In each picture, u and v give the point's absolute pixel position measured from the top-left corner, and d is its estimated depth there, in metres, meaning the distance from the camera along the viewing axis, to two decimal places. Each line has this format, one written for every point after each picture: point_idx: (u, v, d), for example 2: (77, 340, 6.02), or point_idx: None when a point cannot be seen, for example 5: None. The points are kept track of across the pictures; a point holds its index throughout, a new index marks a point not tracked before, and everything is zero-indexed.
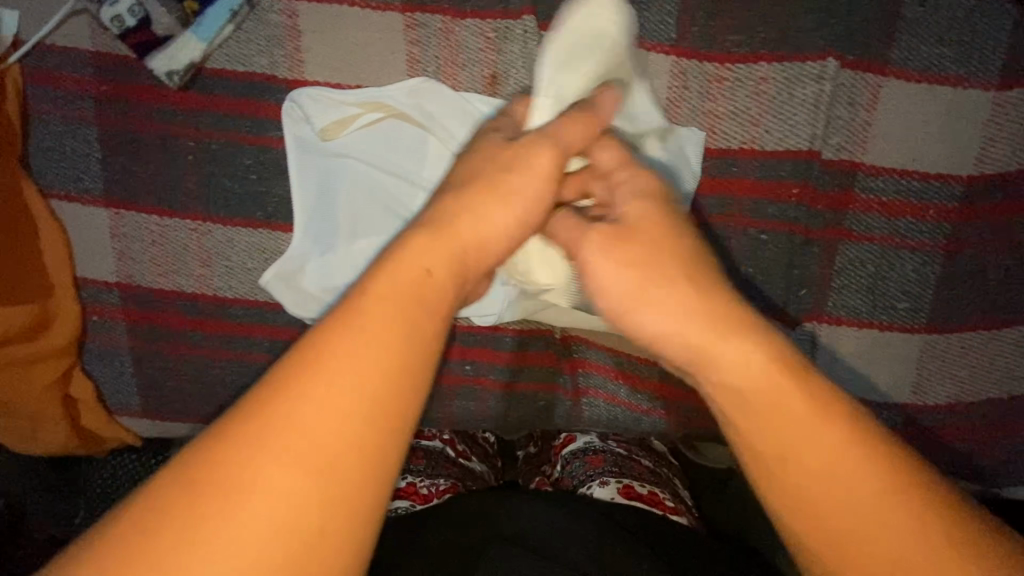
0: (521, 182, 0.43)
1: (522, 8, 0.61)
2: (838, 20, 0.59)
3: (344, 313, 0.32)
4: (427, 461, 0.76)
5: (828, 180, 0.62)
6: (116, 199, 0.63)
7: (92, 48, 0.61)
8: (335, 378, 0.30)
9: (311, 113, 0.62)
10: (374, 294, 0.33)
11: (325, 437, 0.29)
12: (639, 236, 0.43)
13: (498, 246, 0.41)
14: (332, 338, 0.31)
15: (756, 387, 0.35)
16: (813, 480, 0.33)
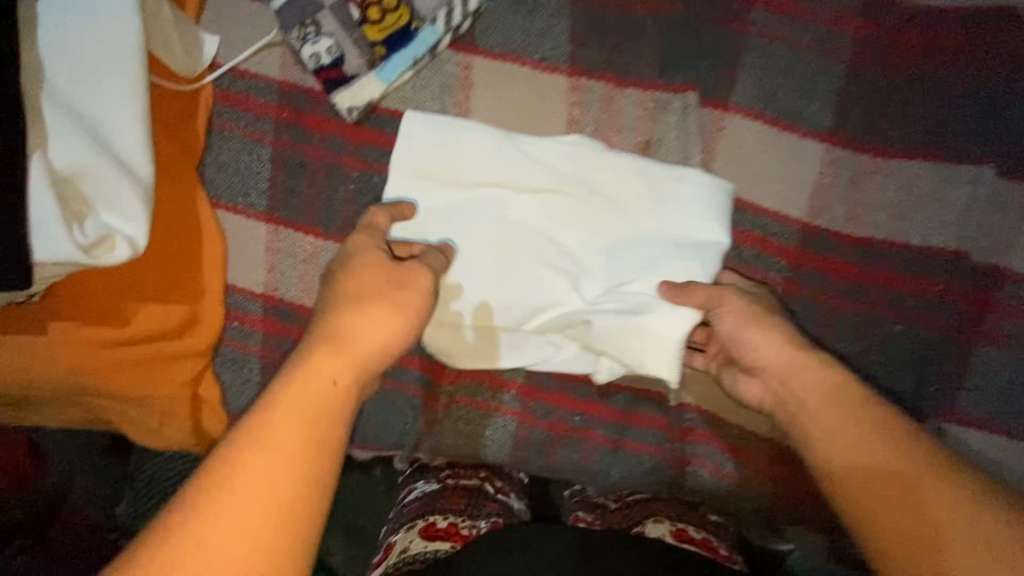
0: (408, 295, 0.52)
1: (683, 85, 0.65)
2: (996, 130, 0.61)
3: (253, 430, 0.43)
4: (466, 503, 0.70)
5: (974, 280, 0.63)
6: (278, 216, 0.67)
7: (281, 77, 0.66)
8: (242, 492, 0.40)
9: (418, 142, 0.65)
10: (277, 418, 0.43)
11: (226, 548, 0.39)
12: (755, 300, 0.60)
13: (393, 352, 0.51)
14: (236, 454, 0.41)
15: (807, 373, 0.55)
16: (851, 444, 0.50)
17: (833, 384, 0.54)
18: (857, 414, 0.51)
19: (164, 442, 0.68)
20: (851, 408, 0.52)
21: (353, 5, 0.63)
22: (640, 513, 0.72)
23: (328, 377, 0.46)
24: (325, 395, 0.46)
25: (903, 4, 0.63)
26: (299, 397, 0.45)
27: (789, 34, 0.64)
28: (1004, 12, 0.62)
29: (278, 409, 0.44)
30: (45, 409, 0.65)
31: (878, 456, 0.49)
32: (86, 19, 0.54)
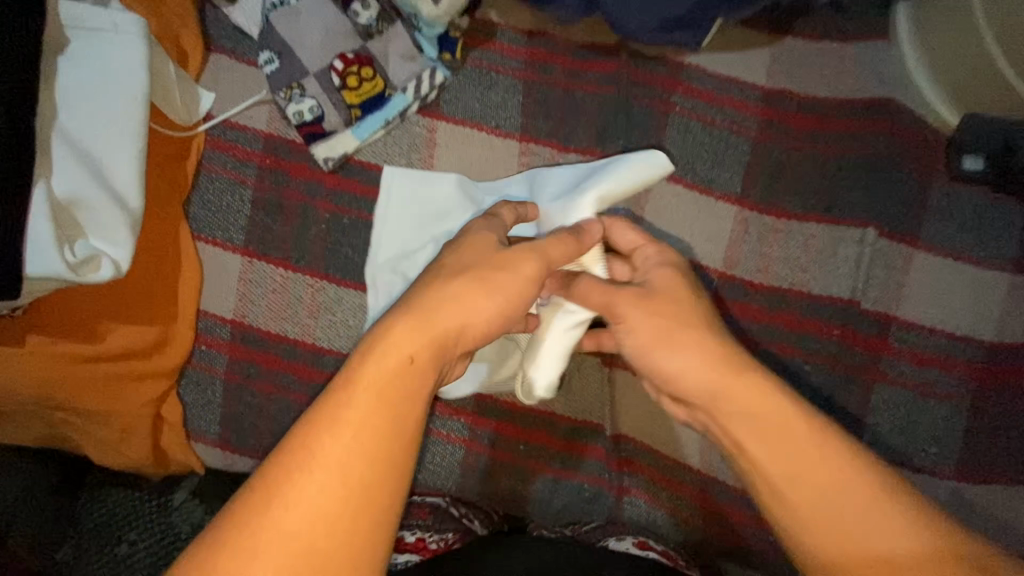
0: (504, 277, 0.50)
1: (616, 152, 0.77)
2: (877, 199, 0.72)
3: (330, 412, 0.42)
4: (433, 518, 0.71)
5: (868, 326, 0.71)
6: (253, 250, 0.74)
7: (266, 130, 0.76)
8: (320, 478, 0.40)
9: (393, 194, 0.74)
10: (358, 401, 0.42)
11: (309, 534, 0.39)
12: (661, 296, 0.54)
13: (475, 334, 0.49)
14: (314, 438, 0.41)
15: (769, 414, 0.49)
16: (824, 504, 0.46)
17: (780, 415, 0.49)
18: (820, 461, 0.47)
19: (123, 463, 0.71)
20: (806, 444, 0.47)
21: (335, 72, 0.73)
22: (602, 533, 0.72)
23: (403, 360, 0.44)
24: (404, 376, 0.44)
25: (798, 94, 0.76)
26: (385, 379, 0.43)
27: (705, 114, 0.77)
28: (879, 103, 0.75)
29: (357, 389, 0.43)
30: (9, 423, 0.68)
31: (836, 507, 0.45)
32: (98, 71, 0.62)
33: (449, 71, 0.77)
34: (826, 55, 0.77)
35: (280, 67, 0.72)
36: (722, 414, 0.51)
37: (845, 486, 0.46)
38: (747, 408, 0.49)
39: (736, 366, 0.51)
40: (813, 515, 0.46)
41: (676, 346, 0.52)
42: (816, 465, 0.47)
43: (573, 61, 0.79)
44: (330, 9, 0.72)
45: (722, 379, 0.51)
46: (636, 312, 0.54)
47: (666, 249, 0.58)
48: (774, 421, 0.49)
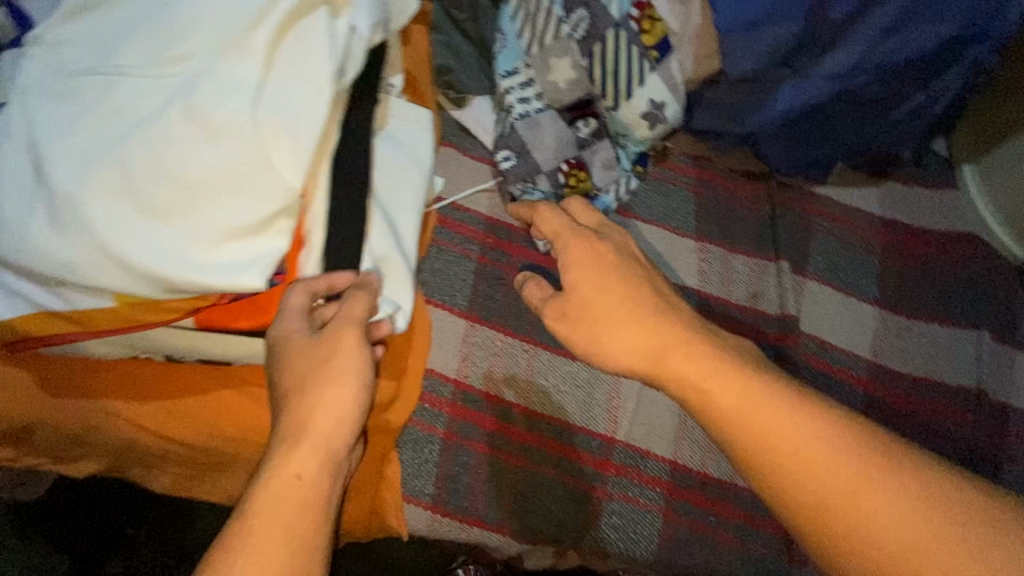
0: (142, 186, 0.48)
1: (776, 256, 0.92)
2: (982, 309, 0.91)
3: (303, 415, 0.49)
4: None
5: (993, 411, 0.87)
6: (476, 316, 0.81)
7: (489, 213, 0.87)
8: (262, 520, 0.45)
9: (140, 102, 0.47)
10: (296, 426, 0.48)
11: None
12: (601, 281, 0.63)
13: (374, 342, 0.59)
14: (280, 428, 0.49)
15: (739, 407, 0.54)
16: (817, 479, 0.50)
17: (744, 390, 0.55)
18: (843, 441, 0.50)
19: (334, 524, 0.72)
20: (747, 393, 0.55)
21: (561, 172, 0.87)
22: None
23: (338, 364, 0.50)
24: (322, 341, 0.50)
25: (908, 224, 0.97)
26: (314, 366, 0.50)
27: (839, 232, 0.95)
28: (968, 237, 0.96)
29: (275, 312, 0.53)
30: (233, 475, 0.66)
31: (855, 475, 0.49)
32: (405, 152, 0.73)
33: (637, 181, 0.93)
34: (920, 197, 1.00)
35: (517, 163, 0.85)
36: (709, 402, 0.56)
37: (850, 459, 0.50)
38: (687, 378, 0.58)
39: (662, 348, 0.60)
40: (804, 483, 0.50)
41: (624, 341, 0.61)
42: (779, 427, 0.52)
43: (730, 183, 0.97)
44: (560, 123, 0.87)
45: (688, 368, 0.58)
46: (567, 311, 0.64)
47: (565, 237, 0.67)
48: (743, 403, 0.54)
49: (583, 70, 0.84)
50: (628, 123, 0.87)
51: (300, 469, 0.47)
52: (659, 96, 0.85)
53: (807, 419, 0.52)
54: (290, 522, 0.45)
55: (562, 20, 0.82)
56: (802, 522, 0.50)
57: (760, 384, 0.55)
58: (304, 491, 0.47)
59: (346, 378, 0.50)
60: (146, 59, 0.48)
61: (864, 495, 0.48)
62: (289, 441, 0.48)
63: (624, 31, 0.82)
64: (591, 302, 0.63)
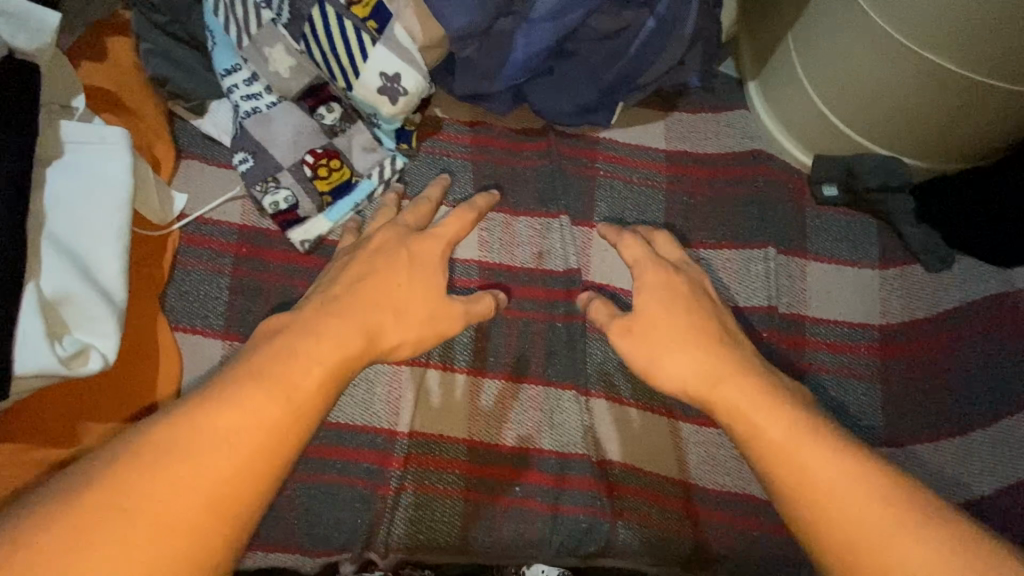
0: None
1: (560, 211, 0.89)
2: (772, 225, 0.90)
3: (379, 322, 0.61)
4: None
5: (789, 326, 0.86)
6: (234, 332, 0.77)
7: (239, 221, 0.82)
8: (313, 368, 0.53)
9: None
10: (344, 307, 0.60)
11: (264, 427, 0.49)
12: (662, 311, 0.68)
13: (394, 345, 0.63)
14: (339, 314, 0.59)
15: (785, 438, 0.54)
16: (847, 508, 0.50)
17: (791, 427, 0.55)
18: (865, 476, 0.51)
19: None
20: (774, 408, 0.57)
21: (307, 165, 0.82)
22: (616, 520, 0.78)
23: (421, 317, 0.65)
24: (427, 286, 0.67)
25: (693, 153, 0.95)
26: (397, 299, 0.63)
27: (624, 175, 0.92)
28: (752, 154, 0.94)
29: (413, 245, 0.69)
30: None
31: (876, 499, 0.49)
32: (91, 180, 0.67)
33: (406, 159, 0.89)
34: (706, 123, 0.97)
35: (255, 164, 0.80)
36: (755, 433, 0.56)
37: (864, 493, 0.50)
38: (737, 405, 0.59)
39: (718, 370, 0.61)
40: (836, 524, 0.49)
41: (674, 363, 0.64)
42: (813, 460, 0.52)
43: (508, 144, 0.94)
44: (297, 114, 0.82)
45: (713, 383, 0.61)
46: (632, 324, 0.69)
47: (644, 264, 0.73)
48: (790, 430, 0.55)
49: (303, 54, 0.80)
50: (370, 101, 0.83)
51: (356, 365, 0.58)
52: (390, 67, 0.80)
53: (836, 453, 0.52)
54: (325, 386, 0.54)
55: (261, 6, 0.77)
56: (831, 554, 0.49)
57: (798, 414, 0.56)
58: (346, 370, 0.56)
59: (423, 326, 0.65)
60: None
61: (905, 542, 0.47)
62: (359, 331, 0.58)
63: (330, 5, 0.77)
64: (653, 322, 0.68)
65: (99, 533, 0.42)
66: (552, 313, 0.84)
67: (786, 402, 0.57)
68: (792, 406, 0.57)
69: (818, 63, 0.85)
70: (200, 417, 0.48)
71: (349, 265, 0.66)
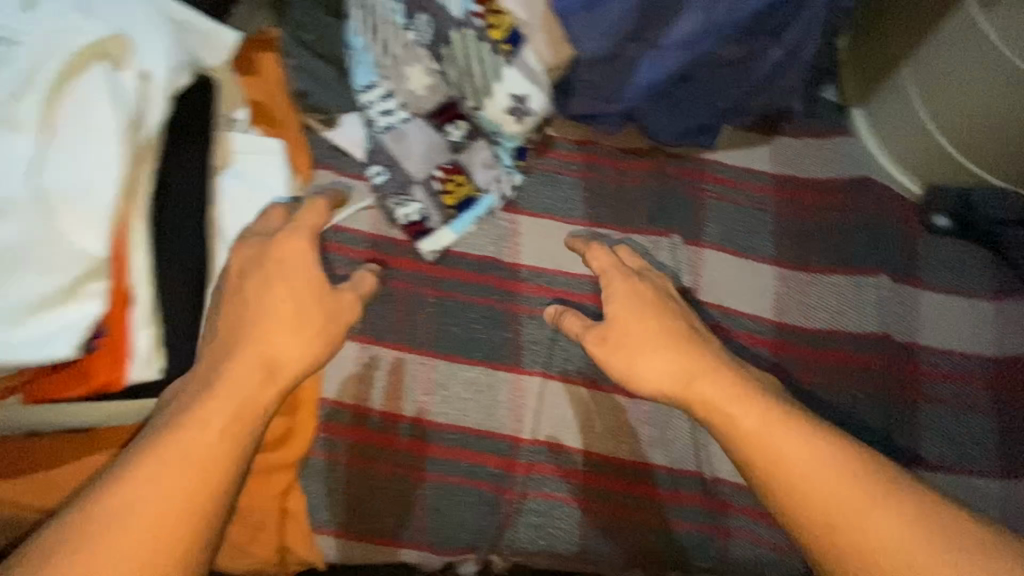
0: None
1: (671, 230, 0.91)
2: (882, 252, 0.91)
3: (271, 354, 0.57)
4: None
5: (900, 354, 0.87)
6: (366, 336, 0.81)
7: (370, 230, 0.87)
8: (221, 421, 0.52)
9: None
10: (266, 317, 0.58)
11: (186, 493, 0.48)
12: (621, 317, 0.70)
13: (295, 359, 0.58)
14: (259, 345, 0.57)
15: (756, 428, 0.58)
16: (815, 484, 0.54)
17: (763, 415, 0.58)
18: (832, 455, 0.55)
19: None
20: (761, 410, 0.59)
21: (437, 179, 0.86)
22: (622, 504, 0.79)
23: (308, 331, 0.59)
24: (316, 295, 0.61)
25: (800, 177, 0.96)
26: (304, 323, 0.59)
27: (733, 196, 0.94)
28: (860, 182, 0.96)
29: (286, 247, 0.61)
30: None
31: (834, 474, 0.54)
32: (256, 187, 0.72)
33: (521, 174, 0.93)
34: (812, 148, 0.99)
35: (390, 177, 0.85)
36: (733, 427, 0.59)
37: (829, 474, 0.54)
38: (712, 403, 0.61)
39: (694, 372, 0.64)
40: (807, 502, 0.54)
41: (658, 362, 0.66)
42: (791, 450, 0.56)
43: (617, 163, 0.96)
44: (428, 130, 0.85)
45: (704, 387, 0.63)
46: (608, 332, 0.70)
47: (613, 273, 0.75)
48: (760, 424, 0.58)
49: (439, 75, 0.84)
50: (496, 120, 0.87)
51: (267, 398, 0.55)
52: (520, 89, 0.84)
53: (818, 439, 0.56)
54: (233, 431, 0.52)
55: (405, 27, 0.81)
56: (813, 530, 0.53)
57: (773, 406, 0.59)
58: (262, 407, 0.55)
59: (320, 338, 0.60)
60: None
61: (871, 515, 0.52)
62: (261, 371, 0.56)
63: (470, 29, 0.80)
64: (629, 331, 0.69)
65: (94, 538, 0.45)
66: None
67: (761, 395, 0.60)
68: (763, 398, 0.60)
69: (935, 97, 0.86)
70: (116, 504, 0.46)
71: (253, 273, 0.60)
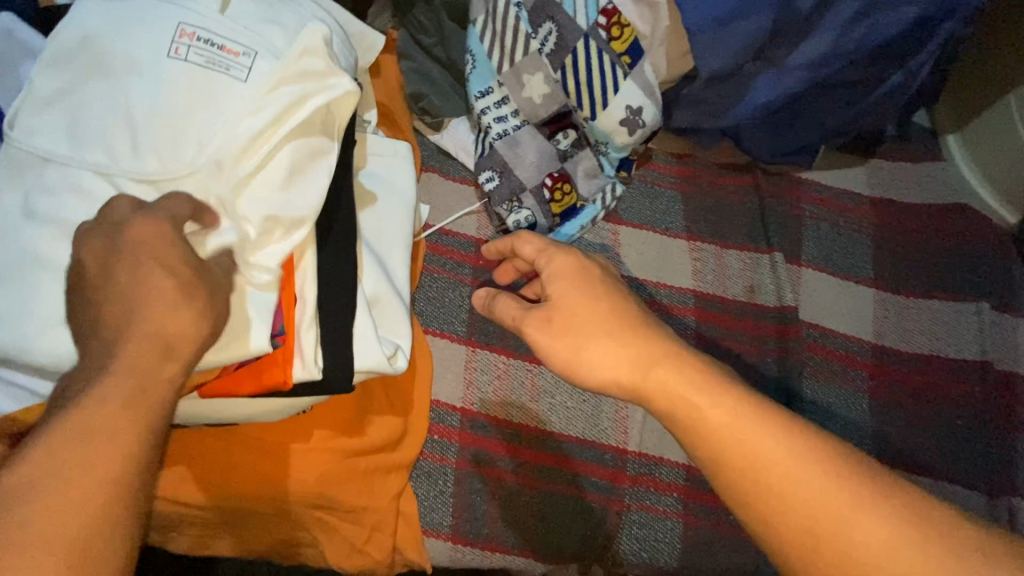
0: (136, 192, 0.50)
1: (770, 247, 0.92)
2: (981, 280, 0.91)
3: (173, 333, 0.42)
4: None
5: (999, 383, 0.87)
6: (475, 340, 0.81)
7: (477, 234, 0.87)
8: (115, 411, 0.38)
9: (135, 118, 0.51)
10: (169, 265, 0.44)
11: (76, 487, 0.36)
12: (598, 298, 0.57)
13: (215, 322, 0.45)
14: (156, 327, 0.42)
15: (722, 424, 0.47)
16: (783, 487, 0.44)
17: (734, 409, 0.48)
18: (802, 450, 0.45)
19: (270, 541, 0.71)
20: (705, 406, 0.49)
21: (546, 188, 0.86)
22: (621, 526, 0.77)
23: (194, 301, 0.43)
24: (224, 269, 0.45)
25: (897, 201, 0.97)
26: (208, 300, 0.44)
27: (830, 217, 0.95)
28: (958, 208, 0.96)
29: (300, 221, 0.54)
30: (247, 530, 0.70)
31: (840, 483, 0.43)
32: (387, 187, 0.72)
33: (623, 186, 0.92)
34: (908, 172, 0.99)
35: (500, 183, 0.85)
36: (696, 418, 0.49)
37: (799, 476, 0.44)
38: (674, 391, 0.50)
39: (656, 359, 0.52)
40: (807, 512, 0.43)
41: (668, 372, 0.51)
42: (759, 446, 0.46)
43: (715, 177, 0.97)
44: (539, 138, 0.86)
45: (691, 385, 0.50)
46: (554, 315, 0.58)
47: (551, 251, 0.62)
48: (707, 425, 0.48)
49: (556, 83, 0.84)
50: (608, 130, 0.86)
51: (172, 377, 0.41)
52: (636, 101, 0.84)
53: (768, 434, 0.46)
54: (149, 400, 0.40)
55: (531, 36, 0.82)
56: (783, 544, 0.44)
57: (727, 399, 0.49)
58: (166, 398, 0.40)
59: (210, 314, 0.44)
60: (125, 146, 0.50)
61: (852, 523, 0.42)
62: (161, 349, 0.41)
63: (593, 40, 0.81)
64: (574, 314, 0.57)
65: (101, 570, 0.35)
66: (764, 347, 0.87)
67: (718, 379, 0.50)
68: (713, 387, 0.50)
69: None
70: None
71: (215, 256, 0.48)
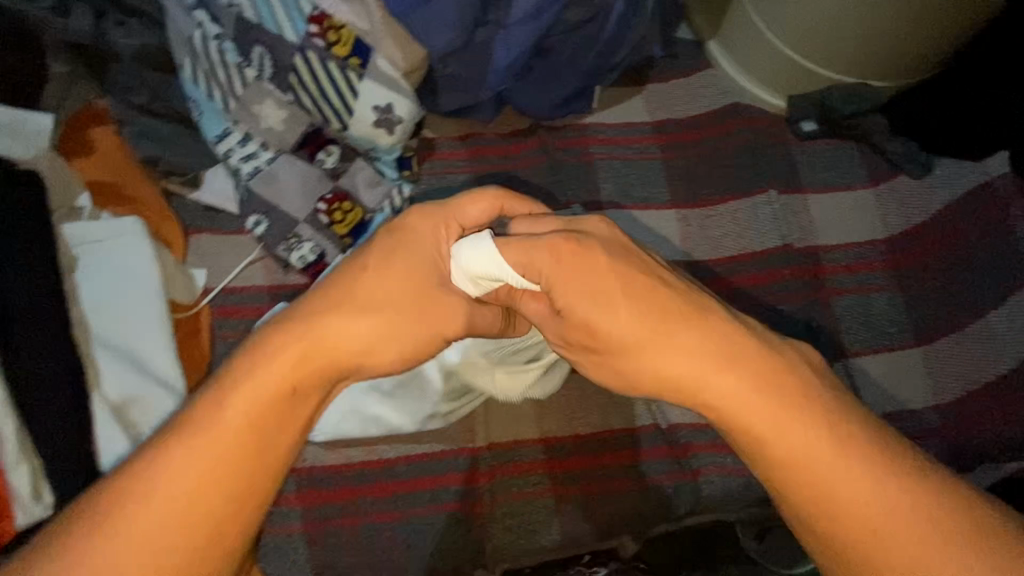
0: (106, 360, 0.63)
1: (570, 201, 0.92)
2: (765, 172, 0.95)
3: (326, 345, 0.45)
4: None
5: (804, 260, 0.91)
6: None
7: (266, 282, 0.81)
8: (239, 422, 0.42)
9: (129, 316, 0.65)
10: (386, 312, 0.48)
11: (187, 505, 0.40)
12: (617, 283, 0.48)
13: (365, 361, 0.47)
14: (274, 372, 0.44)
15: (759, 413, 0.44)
16: (823, 480, 0.42)
17: (780, 406, 0.44)
18: (837, 449, 0.42)
19: None
20: (754, 398, 0.44)
21: (321, 213, 0.81)
22: (499, 525, 0.76)
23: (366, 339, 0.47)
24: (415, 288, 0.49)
25: (676, 119, 0.99)
26: (392, 319, 0.48)
27: (620, 153, 0.96)
28: (730, 110, 0.99)
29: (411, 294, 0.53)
30: None
31: (862, 482, 0.41)
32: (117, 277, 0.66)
33: (411, 185, 0.89)
34: (680, 88, 1.01)
35: (270, 224, 0.80)
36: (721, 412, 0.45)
37: (827, 474, 0.42)
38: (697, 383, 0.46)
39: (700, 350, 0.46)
40: (830, 500, 0.42)
41: (699, 363, 0.46)
42: (794, 436, 0.43)
43: (503, 148, 0.95)
44: (298, 164, 0.81)
45: (729, 379, 0.45)
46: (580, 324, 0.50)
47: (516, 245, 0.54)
48: (767, 424, 0.44)
49: (292, 105, 0.79)
50: (368, 136, 0.83)
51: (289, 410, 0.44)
52: (382, 99, 0.81)
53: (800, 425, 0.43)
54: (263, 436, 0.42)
55: (243, 65, 0.77)
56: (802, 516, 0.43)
57: (761, 383, 0.45)
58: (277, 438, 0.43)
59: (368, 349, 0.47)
60: (119, 336, 0.64)
61: (876, 532, 0.41)
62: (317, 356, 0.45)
63: (311, 51, 0.77)
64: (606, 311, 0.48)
65: None
66: None
67: (795, 370, 0.45)
68: (797, 396, 0.44)
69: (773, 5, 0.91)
70: (82, 536, 0.39)
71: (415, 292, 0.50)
